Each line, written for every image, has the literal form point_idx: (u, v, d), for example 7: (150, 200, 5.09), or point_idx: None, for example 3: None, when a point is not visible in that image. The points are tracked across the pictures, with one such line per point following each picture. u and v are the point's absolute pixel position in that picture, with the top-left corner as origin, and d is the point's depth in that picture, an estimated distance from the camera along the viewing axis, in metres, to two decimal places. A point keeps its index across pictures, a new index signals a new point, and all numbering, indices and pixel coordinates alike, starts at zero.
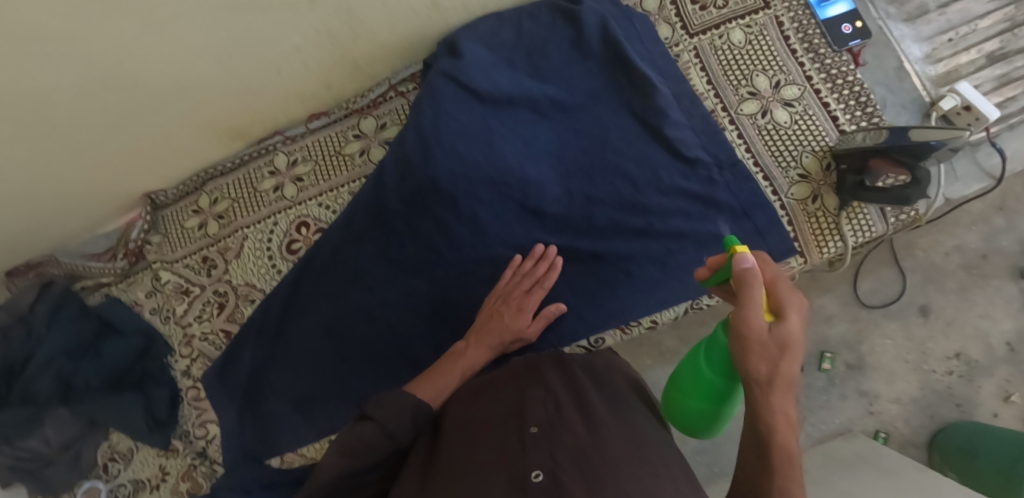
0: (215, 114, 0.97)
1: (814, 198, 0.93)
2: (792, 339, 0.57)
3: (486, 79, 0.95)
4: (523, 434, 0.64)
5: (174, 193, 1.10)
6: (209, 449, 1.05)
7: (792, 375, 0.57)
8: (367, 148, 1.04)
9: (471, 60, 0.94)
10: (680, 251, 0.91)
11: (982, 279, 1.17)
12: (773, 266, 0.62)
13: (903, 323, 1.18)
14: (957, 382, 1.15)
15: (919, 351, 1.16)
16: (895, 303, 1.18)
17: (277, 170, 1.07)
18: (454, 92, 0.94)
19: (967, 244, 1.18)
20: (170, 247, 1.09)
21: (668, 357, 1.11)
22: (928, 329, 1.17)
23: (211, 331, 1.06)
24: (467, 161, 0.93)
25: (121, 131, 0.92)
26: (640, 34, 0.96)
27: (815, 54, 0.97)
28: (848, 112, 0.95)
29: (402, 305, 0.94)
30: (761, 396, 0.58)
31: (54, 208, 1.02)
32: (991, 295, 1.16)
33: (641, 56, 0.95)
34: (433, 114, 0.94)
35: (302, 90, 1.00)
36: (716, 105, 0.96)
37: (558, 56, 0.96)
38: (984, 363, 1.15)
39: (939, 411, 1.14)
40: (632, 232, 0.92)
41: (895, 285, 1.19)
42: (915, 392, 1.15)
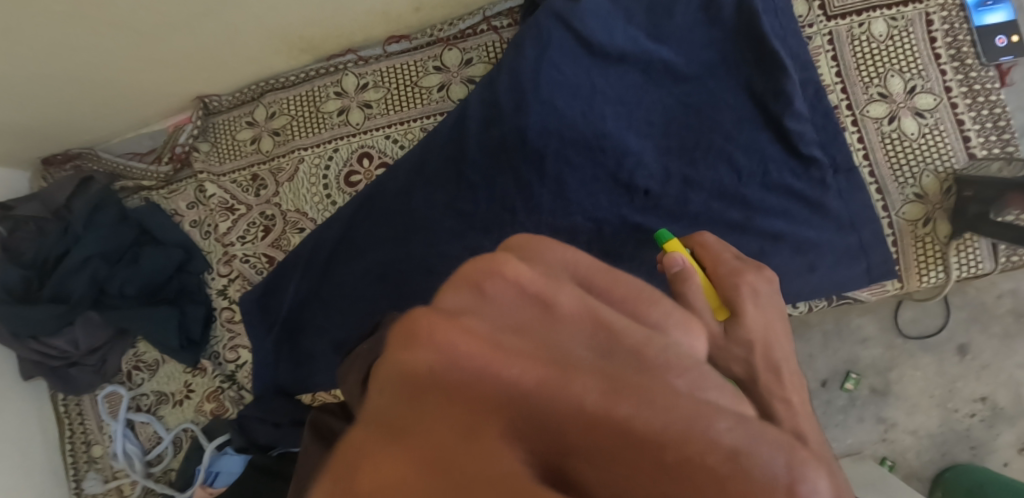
0: (294, 21, 0.88)
1: (926, 222, 0.86)
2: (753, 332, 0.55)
3: (601, 29, 0.85)
4: None
5: (229, 100, 1.02)
6: (238, 374, 1.01)
7: (777, 363, 0.54)
8: (448, 83, 0.94)
9: (589, 5, 0.85)
10: (774, 253, 0.84)
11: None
12: (715, 260, 0.65)
13: (937, 359, 1.10)
14: (977, 425, 1.08)
15: (948, 388, 1.09)
16: (933, 337, 1.09)
17: (345, 93, 0.97)
18: (563, 39, 0.86)
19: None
20: (219, 158, 1.03)
21: None
22: (962, 369, 1.09)
23: (252, 255, 1.00)
24: (563, 117, 0.84)
25: (188, 26, 0.83)
26: (777, 7, 0.85)
27: (960, 64, 0.87)
28: (982, 135, 0.86)
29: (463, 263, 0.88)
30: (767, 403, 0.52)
31: (104, 97, 0.95)
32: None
33: (775, 32, 0.85)
34: (535, 59, 0.85)
35: (389, 8, 0.90)
36: (841, 101, 0.87)
37: (684, 16, 0.86)
38: (1009, 412, 1.08)
39: (951, 450, 1.09)
40: (725, 227, 0.85)
41: (938, 318, 1.09)
42: (933, 428, 1.09)
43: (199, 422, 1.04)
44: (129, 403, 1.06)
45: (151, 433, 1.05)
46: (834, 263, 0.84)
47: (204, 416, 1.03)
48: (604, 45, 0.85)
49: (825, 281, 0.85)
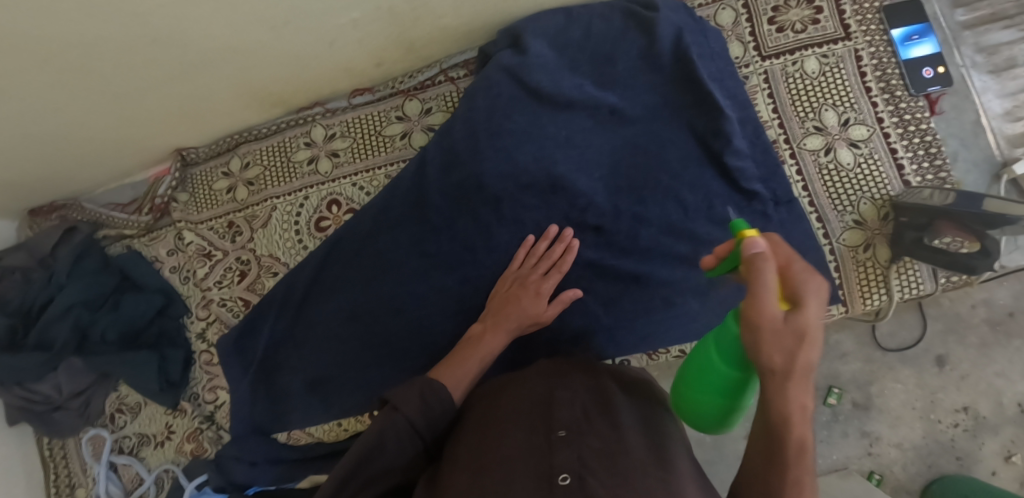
0: (262, 80, 0.93)
1: (866, 247, 0.90)
2: (808, 331, 0.51)
3: (549, 79, 0.91)
4: (550, 435, 0.62)
5: (205, 152, 1.07)
6: (217, 414, 1.05)
7: (808, 365, 0.52)
8: (409, 132, 0.99)
9: (536, 60, 0.91)
10: (721, 284, 0.88)
11: (1006, 338, 1.11)
12: (782, 247, 0.57)
13: (917, 371, 1.12)
14: (962, 435, 1.10)
15: (929, 399, 1.11)
16: (912, 348, 1.12)
17: (314, 143, 1.03)
18: (513, 90, 0.91)
19: (996, 299, 1.12)
20: (196, 207, 1.07)
21: None
22: (942, 380, 1.11)
23: (229, 298, 1.04)
24: (517, 162, 0.89)
25: (161, 88, 0.89)
26: (712, 51, 0.92)
27: (890, 95, 0.92)
28: (914, 162, 0.90)
29: (431, 300, 0.92)
30: (777, 389, 0.53)
31: (84, 153, 1.01)
32: (1012, 355, 1.10)
33: (711, 75, 0.90)
34: (489, 107, 0.91)
35: (352, 65, 0.95)
36: (779, 136, 0.92)
37: (626, 62, 0.91)
38: (991, 420, 1.09)
39: (938, 461, 1.10)
40: (676, 259, 0.89)
41: (915, 331, 1.13)
42: (917, 440, 1.11)
43: (179, 463, 1.06)
44: (112, 445, 1.09)
45: (132, 474, 1.08)
46: None
47: (185, 456, 1.06)
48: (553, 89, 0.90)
49: None
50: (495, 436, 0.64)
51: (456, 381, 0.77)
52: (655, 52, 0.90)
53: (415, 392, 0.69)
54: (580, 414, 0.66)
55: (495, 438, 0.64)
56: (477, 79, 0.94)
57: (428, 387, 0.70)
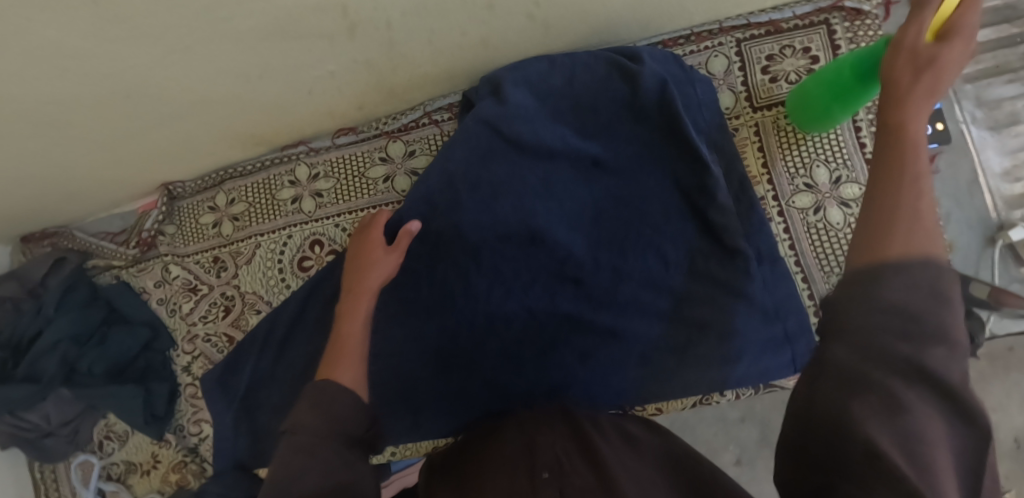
0: (242, 123, 0.93)
1: None
2: (941, 56, 0.50)
3: (529, 130, 0.88)
4: (532, 476, 0.62)
5: (192, 186, 1.07)
6: (201, 447, 1.06)
7: (936, 58, 0.51)
8: (392, 175, 0.99)
9: (516, 110, 0.88)
10: (700, 343, 0.87)
11: (1004, 371, 1.09)
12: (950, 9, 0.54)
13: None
14: None
15: None
16: None
17: (297, 182, 1.02)
18: (492, 141, 0.89)
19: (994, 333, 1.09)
20: (183, 240, 1.08)
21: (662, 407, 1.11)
22: None
23: (214, 334, 1.05)
24: (496, 215, 0.88)
25: (141, 133, 0.88)
26: (700, 102, 0.89)
27: None
28: None
29: (409, 348, 0.91)
30: (892, 66, 0.52)
31: (69, 189, 1.01)
32: (1010, 388, 1.08)
33: (698, 127, 0.88)
34: (466, 157, 0.88)
35: (334, 109, 0.94)
36: (768, 192, 0.90)
37: (610, 112, 0.89)
38: None
39: None
40: (656, 315, 0.88)
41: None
42: None
43: (165, 492, 1.08)
44: (101, 471, 1.12)
45: None
46: (758, 349, 0.86)
47: (170, 486, 1.08)
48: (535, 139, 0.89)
49: (748, 369, 0.87)
50: (477, 483, 0.63)
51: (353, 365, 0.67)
52: (641, 104, 0.88)
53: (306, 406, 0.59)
54: (559, 452, 0.66)
55: (478, 485, 0.63)
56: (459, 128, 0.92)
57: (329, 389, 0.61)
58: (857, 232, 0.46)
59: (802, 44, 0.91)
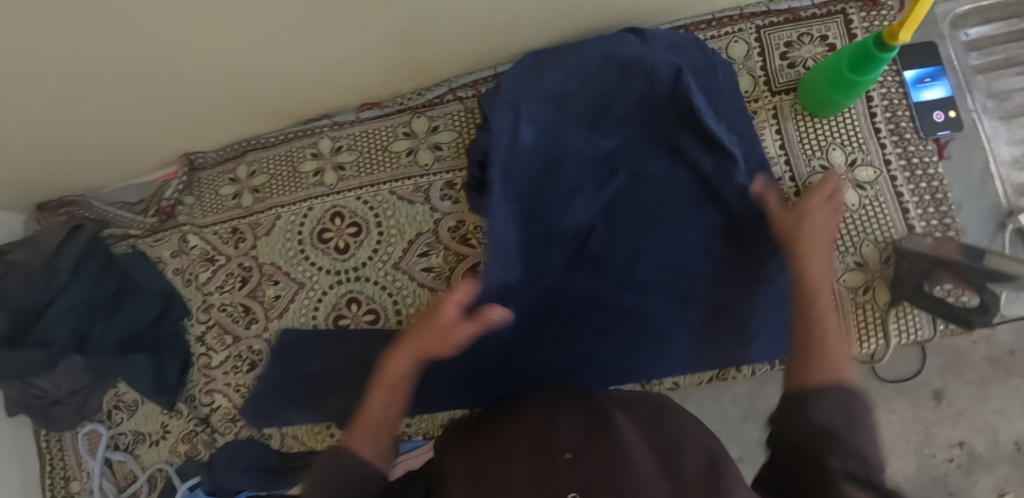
0: (270, 94, 0.94)
1: (866, 289, 0.89)
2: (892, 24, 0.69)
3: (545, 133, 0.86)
4: (555, 459, 0.61)
5: (214, 157, 1.07)
6: (212, 417, 1.06)
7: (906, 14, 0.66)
8: (416, 149, 1.00)
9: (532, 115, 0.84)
10: (717, 320, 0.88)
11: (1005, 375, 1.10)
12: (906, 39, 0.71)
13: (913, 403, 1.12)
14: (955, 471, 1.10)
15: (924, 434, 1.11)
16: (909, 381, 1.12)
17: (320, 154, 1.03)
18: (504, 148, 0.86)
19: (997, 337, 1.11)
20: (202, 211, 1.08)
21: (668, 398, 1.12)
22: (937, 415, 1.11)
23: (230, 303, 1.05)
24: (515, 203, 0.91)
25: (171, 101, 0.89)
26: (721, 87, 0.90)
27: (899, 137, 0.91)
28: (920, 207, 0.90)
29: None
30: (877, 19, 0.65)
31: (92, 156, 1.01)
32: (1010, 393, 1.10)
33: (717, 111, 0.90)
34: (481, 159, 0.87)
35: (361, 83, 0.96)
36: (785, 173, 0.92)
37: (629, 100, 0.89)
38: (987, 458, 1.09)
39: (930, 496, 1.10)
40: (674, 295, 0.89)
41: (914, 363, 1.12)
42: (911, 474, 1.11)
43: (173, 463, 1.08)
44: (108, 440, 1.11)
45: (126, 471, 1.10)
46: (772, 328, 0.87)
47: (179, 457, 1.07)
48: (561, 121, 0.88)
49: (764, 347, 0.88)
50: (499, 460, 0.64)
51: (377, 430, 0.67)
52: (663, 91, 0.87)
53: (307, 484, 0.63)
54: (581, 435, 0.65)
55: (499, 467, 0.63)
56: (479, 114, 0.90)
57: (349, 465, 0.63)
58: (794, 365, 0.66)
59: (819, 32, 0.94)
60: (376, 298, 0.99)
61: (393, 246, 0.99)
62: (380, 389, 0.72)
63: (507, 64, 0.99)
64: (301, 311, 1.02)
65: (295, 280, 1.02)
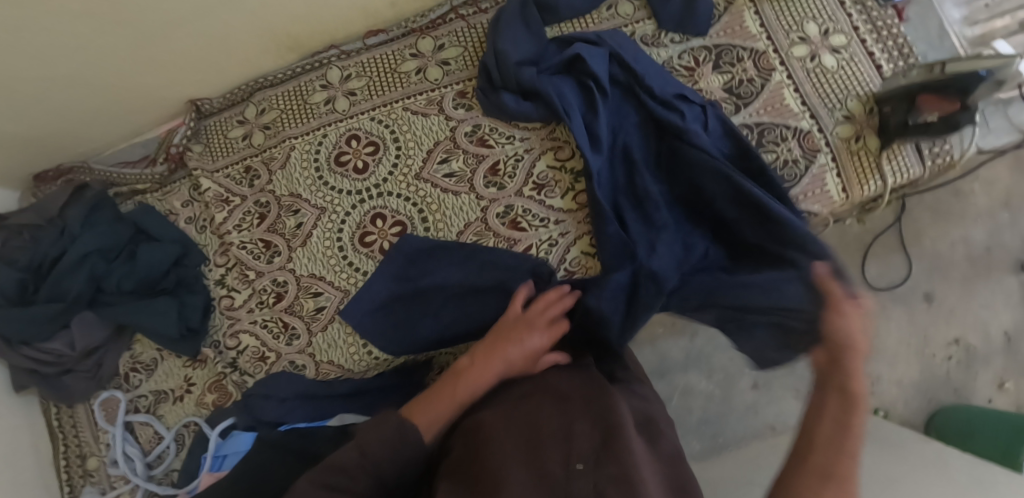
0: (281, 17, 0.97)
1: (857, 138, 0.98)
2: None
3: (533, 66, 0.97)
4: (568, 465, 0.60)
5: (220, 101, 1.10)
6: (240, 360, 1.03)
7: None
8: (425, 67, 1.04)
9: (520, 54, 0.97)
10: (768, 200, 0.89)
11: (987, 271, 1.24)
12: None
13: (906, 308, 1.25)
14: (955, 368, 1.23)
15: (922, 336, 1.24)
16: (901, 286, 1.25)
17: (330, 84, 1.06)
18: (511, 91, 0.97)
19: (972, 237, 1.25)
20: (212, 157, 1.08)
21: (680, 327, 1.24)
22: (931, 315, 1.24)
23: (249, 241, 1.04)
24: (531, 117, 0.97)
25: (187, 24, 0.92)
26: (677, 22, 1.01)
27: (863, 6, 1.02)
28: (891, 62, 1.00)
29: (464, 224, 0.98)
30: None
31: (100, 103, 1.02)
32: (993, 287, 1.24)
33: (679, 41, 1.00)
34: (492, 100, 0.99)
35: (368, 4, 1.01)
36: (769, 47, 1.01)
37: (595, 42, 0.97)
38: (983, 352, 1.23)
39: (936, 395, 1.22)
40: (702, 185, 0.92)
41: (901, 270, 1.26)
42: (916, 376, 1.23)
43: (201, 416, 1.03)
44: (127, 406, 1.06)
45: (151, 434, 1.04)
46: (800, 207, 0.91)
47: (206, 409, 1.03)
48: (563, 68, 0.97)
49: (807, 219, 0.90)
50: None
51: (445, 409, 0.77)
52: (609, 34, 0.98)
53: (353, 447, 0.64)
54: (598, 440, 0.63)
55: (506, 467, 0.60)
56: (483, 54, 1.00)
57: (399, 432, 0.65)
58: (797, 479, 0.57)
59: None
60: (401, 210, 1.00)
61: (412, 158, 1.01)
62: (455, 374, 0.82)
63: None
64: (325, 235, 1.02)
65: (316, 206, 1.03)
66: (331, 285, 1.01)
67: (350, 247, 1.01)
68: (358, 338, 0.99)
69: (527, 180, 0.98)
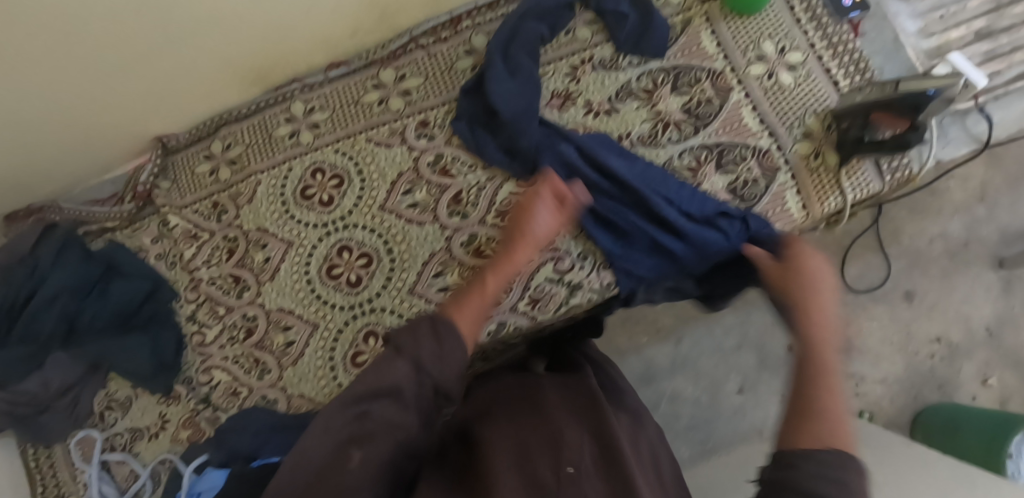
0: (241, 54, 0.98)
1: (816, 155, 0.98)
2: None
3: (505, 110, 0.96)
4: (558, 469, 0.59)
5: (186, 137, 1.09)
6: (213, 395, 1.03)
7: None
8: (387, 97, 1.05)
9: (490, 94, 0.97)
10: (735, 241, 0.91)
11: (964, 265, 1.29)
12: None
13: (889, 308, 1.29)
14: (939, 363, 1.27)
15: (905, 332, 1.28)
16: (880, 288, 1.28)
17: (294, 118, 1.07)
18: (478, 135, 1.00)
19: (951, 232, 1.29)
20: (180, 192, 1.09)
21: (664, 334, 1.23)
22: (913, 313, 1.28)
23: (219, 276, 1.05)
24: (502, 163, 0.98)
25: (146, 66, 0.92)
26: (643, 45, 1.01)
27: (818, 23, 1.03)
28: (848, 77, 1.00)
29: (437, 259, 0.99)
30: None
31: (65, 145, 1.02)
32: (971, 280, 1.28)
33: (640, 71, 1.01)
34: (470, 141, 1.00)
35: (327, 37, 1.01)
36: (726, 67, 1.01)
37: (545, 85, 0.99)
38: (965, 347, 1.27)
39: (922, 392, 1.26)
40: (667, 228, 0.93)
41: (881, 271, 1.29)
42: (901, 373, 1.27)
43: (177, 452, 1.03)
44: (103, 444, 1.05)
45: (127, 472, 1.04)
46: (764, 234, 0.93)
47: (181, 444, 1.03)
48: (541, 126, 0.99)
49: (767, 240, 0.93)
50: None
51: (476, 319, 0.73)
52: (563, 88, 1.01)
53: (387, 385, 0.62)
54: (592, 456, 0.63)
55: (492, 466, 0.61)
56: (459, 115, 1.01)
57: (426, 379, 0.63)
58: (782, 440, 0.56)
59: None
60: (367, 242, 1.01)
61: (376, 190, 1.02)
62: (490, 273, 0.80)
63: (461, 9, 1.06)
64: (293, 269, 1.03)
65: (283, 240, 1.03)
66: (300, 319, 1.01)
67: (318, 280, 1.01)
68: (328, 369, 1.00)
69: (490, 208, 0.98)
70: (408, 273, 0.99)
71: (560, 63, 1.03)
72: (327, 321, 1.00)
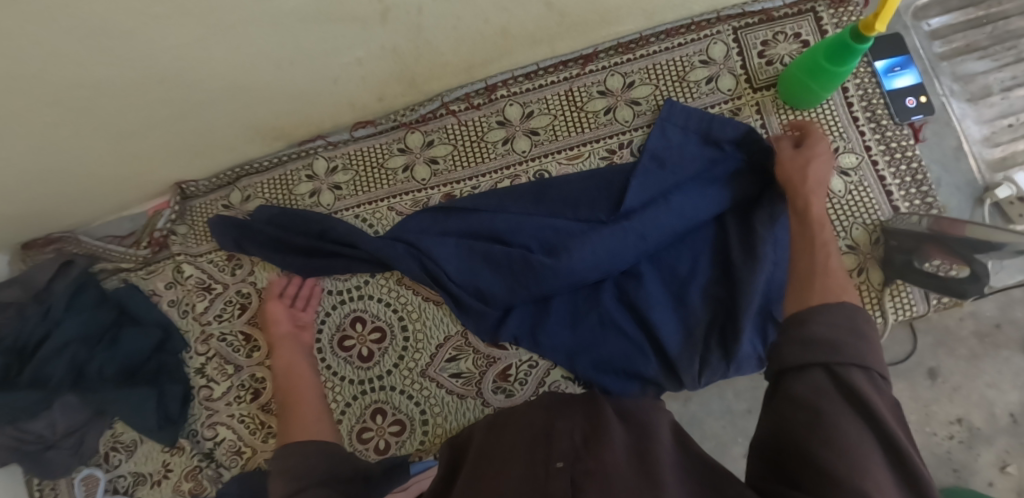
0: (266, 114, 0.94)
1: (860, 271, 0.92)
2: None
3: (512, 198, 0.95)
4: (548, 467, 0.60)
5: (205, 185, 1.07)
6: (217, 451, 1.02)
7: None
8: (412, 164, 1.01)
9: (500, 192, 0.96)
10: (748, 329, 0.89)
11: (993, 348, 1.06)
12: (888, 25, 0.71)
13: (908, 384, 1.07)
14: (957, 447, 1.04)
15: (923, 412, 1.05)
16: (902, 362, 1.06)
17: (316, 175, 1.04)
18: (488, 205, 0.95)
19: (983, 311, 1.07)
20: (196, 240, 1.07)
21: (676, 394, 1.12)
22: (932, 393, 1.06)
23: (230, 333, 1.04)
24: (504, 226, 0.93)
25: (168, 125, 0.90)
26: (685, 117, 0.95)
27: (877, 124, 0.95)
28: (902, 188, 0.94)
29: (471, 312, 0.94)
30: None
31: (87, 189, 1.01)
32: (1000, 365, 1.05)
33: (677, 137, 0.94)
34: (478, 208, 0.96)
35: (355, 100, 0.97)
36: None
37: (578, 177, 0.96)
38: (986, 432, 1.04)
39: (935, 475, 1.03)
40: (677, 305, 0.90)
41: (906, 345, 1.07)
42: None
43: None
44: (106, 484, 1.06)
45: None
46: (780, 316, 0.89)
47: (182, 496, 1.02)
48: (562, 196, 0.94)
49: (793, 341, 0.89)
50: (494, 479, 0.60)
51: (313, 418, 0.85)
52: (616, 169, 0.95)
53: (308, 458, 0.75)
54: (579, 442, 0.64)
55: (498, 472, 0.62)
56: (429, 234, 0.96)
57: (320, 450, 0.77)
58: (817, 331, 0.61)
59: (792, 29, 0.99)
60: (381, 315, 0.98)
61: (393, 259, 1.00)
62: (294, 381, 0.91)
63: (496, 77, 1.00)
64: None
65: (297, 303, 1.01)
66: None
67: (328, 349, 0.99)
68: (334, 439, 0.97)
69: None
70: (421, 354, 0.97)
71: (597, 144, 0.98)
72: (335, 393, 0.98)
